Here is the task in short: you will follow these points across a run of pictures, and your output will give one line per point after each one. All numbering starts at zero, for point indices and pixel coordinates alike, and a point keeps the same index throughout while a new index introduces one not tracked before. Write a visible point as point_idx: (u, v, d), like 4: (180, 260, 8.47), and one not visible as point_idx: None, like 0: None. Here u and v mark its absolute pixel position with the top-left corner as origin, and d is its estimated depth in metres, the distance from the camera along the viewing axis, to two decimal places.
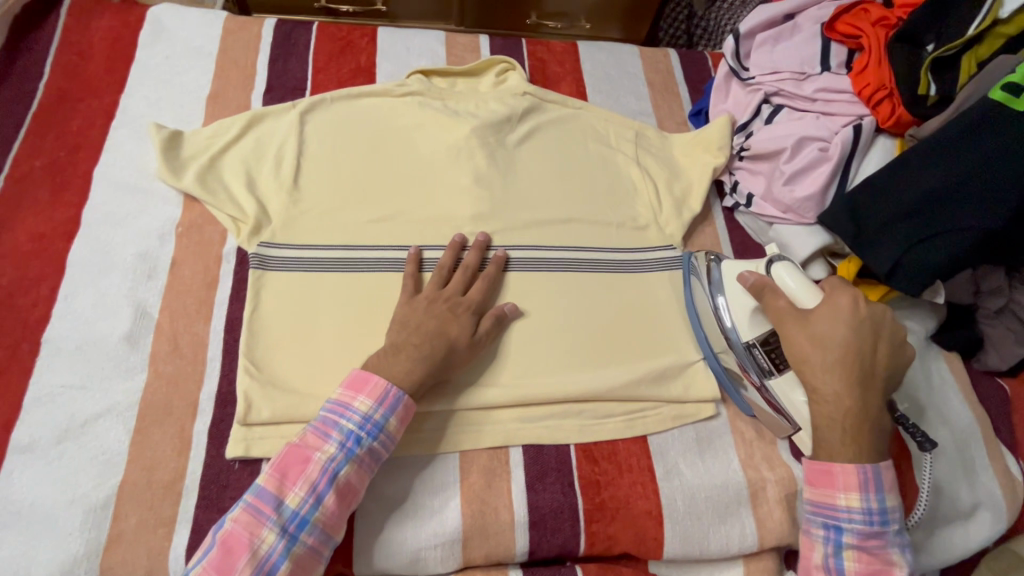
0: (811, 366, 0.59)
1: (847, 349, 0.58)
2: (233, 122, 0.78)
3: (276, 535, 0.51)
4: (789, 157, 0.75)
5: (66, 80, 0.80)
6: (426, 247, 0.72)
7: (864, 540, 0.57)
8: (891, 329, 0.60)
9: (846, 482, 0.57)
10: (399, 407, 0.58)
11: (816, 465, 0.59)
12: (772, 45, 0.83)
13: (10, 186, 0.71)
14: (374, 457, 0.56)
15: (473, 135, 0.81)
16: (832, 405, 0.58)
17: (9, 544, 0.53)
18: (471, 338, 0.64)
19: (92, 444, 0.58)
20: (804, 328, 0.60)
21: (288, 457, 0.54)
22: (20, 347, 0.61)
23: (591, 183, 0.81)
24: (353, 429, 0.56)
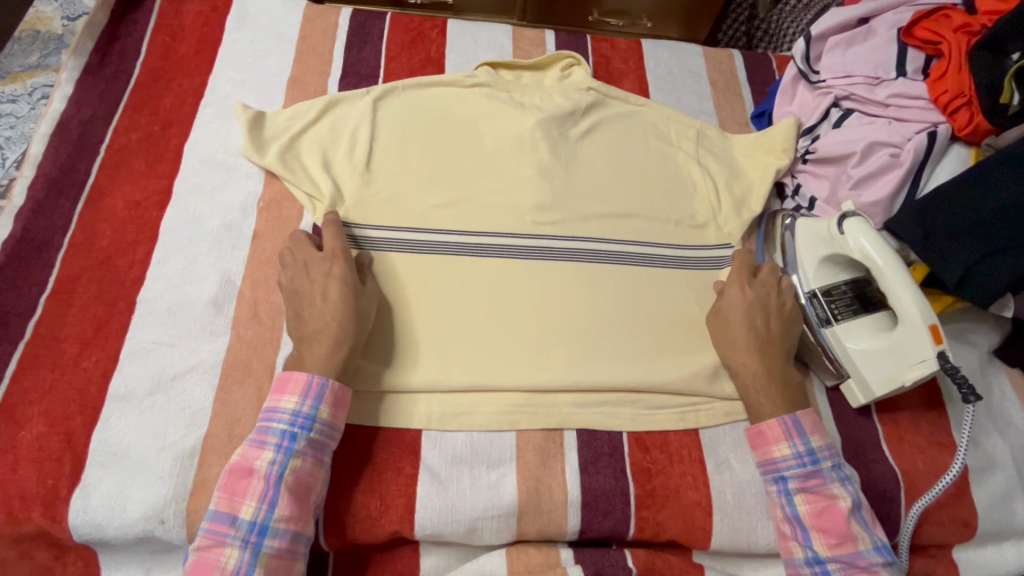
0: (723, 343, 0.68)
1: (744, 325, 0.67)
2: (312, 106, 0.82)
3: (239, 549, 0.53)
4: (858, 161, 0.74)
5: (160, 60, 0.85)
6: (490, 234, 0.74)
7: (804, 482, 0.61)
8: (778, 304, 0.69)
9: (774, 435, 0.62)
10: (327, 393, 0.59)
11: (750, 428, 0.64)
12: (845, 48, 0.82)
13: (109, 156, 0.76)
14: (316, 446, 0.58)
15: (538, 127, 0.83)
16: (745, 369, 0.66)
17: (107, 482, 0.58)
18: (360, 296, 0.65)
19: (180, 398, 0.62)
20: (715, 319, 0.70)
21: (232, 476, 0.55)
22: (117, 305, 0.67)
23: (653, 180, 0.83)
24: (286, 428, 0.57)
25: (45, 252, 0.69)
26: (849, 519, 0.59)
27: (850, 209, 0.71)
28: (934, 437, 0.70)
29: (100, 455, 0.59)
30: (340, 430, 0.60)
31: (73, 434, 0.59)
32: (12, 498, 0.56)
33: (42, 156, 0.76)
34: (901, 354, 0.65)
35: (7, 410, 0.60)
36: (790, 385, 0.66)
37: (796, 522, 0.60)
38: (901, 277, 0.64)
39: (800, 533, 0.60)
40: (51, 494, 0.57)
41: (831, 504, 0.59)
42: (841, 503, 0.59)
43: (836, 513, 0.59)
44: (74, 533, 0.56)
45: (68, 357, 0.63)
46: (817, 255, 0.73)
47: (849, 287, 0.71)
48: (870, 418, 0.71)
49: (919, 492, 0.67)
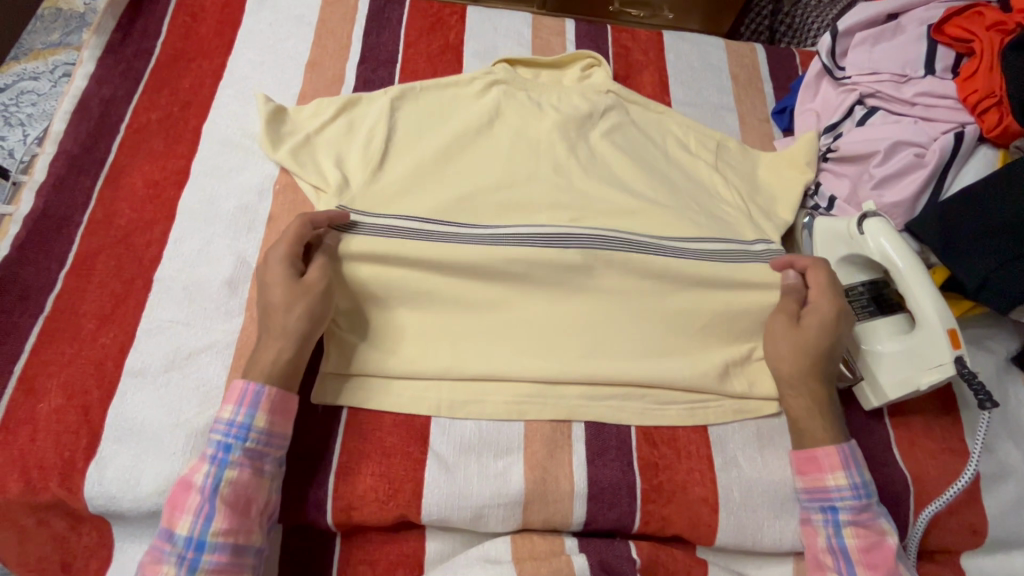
0: (798, 364, 0.65)
1: (826, 353, 0.65)
2: (329, 106, 0.80)
3: (175, 566, 0.53)
4: (881, 161, 0.73)
5: (181, 40, 0.86)
6: (505, 227, 0.71)
7: (857, 515, 0.60)
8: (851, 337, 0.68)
9: (829, 462, 0.61)
10: (262, 400, 0.58)
11: (804, 452, 0.63)
12: (872, 44, 0.80)
13: (129, 135, 0.77)
14: (254, 455, 0.57)
15: (557, 132, 0.80)
16: (800, 399, 0.65)
17: (124, 456, 0.59)
18: (290, 297, 0.62)
19: (194, 375, 0.63)
20: (794, 332, 0.66)
21: (172, 493, 0.56)
22: (135, 283, 0.67)
23: (673, 185, 0.80)
24: (221, 438, 0.56)
25: (65, 228, 0.70)
26: (893, 554, 0.59)
27: (872, 208, 0.70)
28: (947, 442, 0.69)
29: (116, 429, 0.60)
30: (281, 436, 0.59)
31: (90, 408, 0.60)
32: (31, 468, 0.57)
33: (63, 133, 0.76)
34: (918, 357, 0.64)
35: (27, 381, 0.61)
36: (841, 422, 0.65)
37: (841, 551, 0.60)
38: (923, 281, 0.64)
39: (842, 561, 0.60)
40: (68, 465, 0.58)
41: (879, 539, 0.60)
42: (888, 538, 0.60)
43: (885, 549, 0.59)
44: (89, 505, 0.58)
45: (86, 332, 0.64)
46: (835, 254, 0.73)
47: (866, 289, 0.71)
48: (882, 422, 0.70)
49: (928, 497, 0.67)
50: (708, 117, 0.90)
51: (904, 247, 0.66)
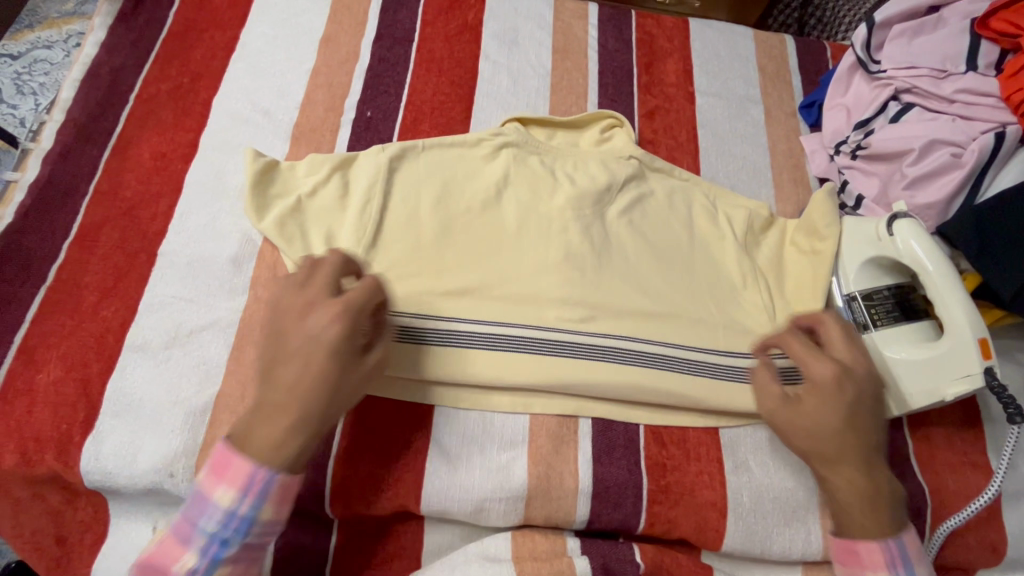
0: (814, 453, 0.55)
1: (841, 433, 0.54)
2: (323, 163, 0.71)
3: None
4: (915, 159, 0.70)
5: (193, 12, 0.84)
6: (489, 324, 0.64)
7: None
8: (871, 396, 0.56)
9: (872, 559, 0.53)
10: (272, 491, 0.49)
11: (842, 544, 0.54)
12: (910, 38, 0.77)
13: (138, 106, 0.75)
14: (253, 546, 0.50)
15: (569, 206, 0.72)
16: (844, 487, 0.54)
17: (122, 431, 0.58)
18: (342, 380, 0.51)
19: (195, 352, 0.62)
20: (793, 420, 0.55)
21: (148, 568, 0.48)
22: (139, 256, 0.66)
23: (694, 278, 0.71)
24: (214, 531, 0.48)
25: (70, 198, 0.69)
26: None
27: (902, 209, 0.67)
28: (968, 456, 0.67)
29: (115, 404, 0.59)
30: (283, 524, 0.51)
31: (89, 381, 0.59)
32: (27, 440, 0.56)
33: (72, 101, 0.75)
34: (945, 366, 0.61)
35: (26, 351, 0.60)
36: (895, 498, 0.55)
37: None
38: (952, 282, 0.61)
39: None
40: (65, 438, 0.57)
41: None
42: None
43: None
44: (85, 479, 0.57)
45: (88, 304, 0.63)
46: (861, 256, 0.69)
47: (891, 293, 0.68)
48: (901, 432, 0.68)
49: (946, 512, 0.64)
50: (733, 109, 0.87)
51: (932, 242, 0.64)
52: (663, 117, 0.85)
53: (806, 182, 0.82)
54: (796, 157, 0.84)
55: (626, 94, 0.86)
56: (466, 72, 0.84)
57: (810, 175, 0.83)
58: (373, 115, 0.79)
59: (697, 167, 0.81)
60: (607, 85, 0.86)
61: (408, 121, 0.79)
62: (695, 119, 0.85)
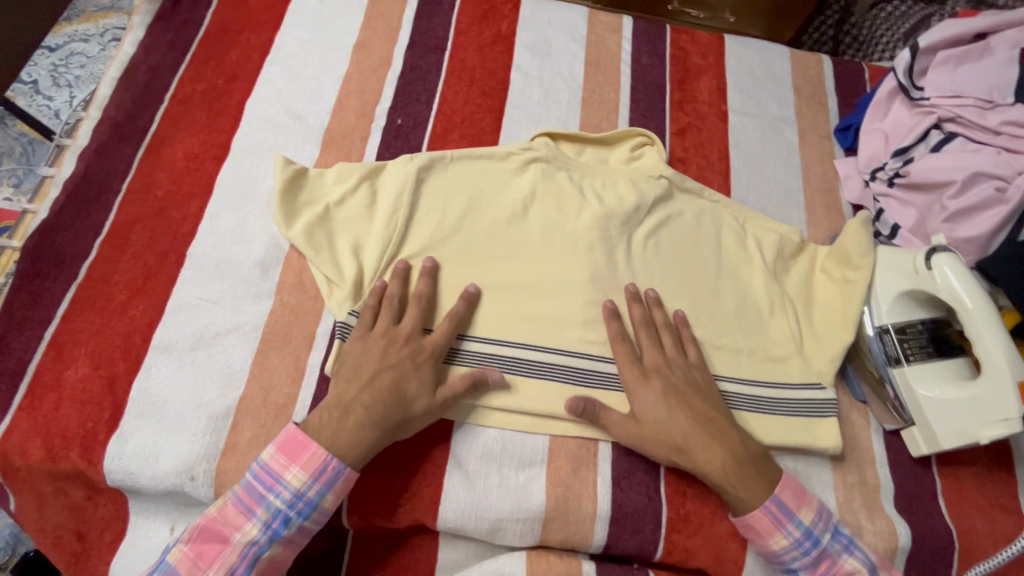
0: (671, 451, 0.59)
1: (678, 422, 0.60)
2: (352, 170, 0.71)
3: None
4: (956, 192, 0.68)
5: (230, 13, 0.84)
6: (511, 343, 0.65)
7: (815, 568, 0.57)
8: (687, 378, 0.63)
9: (766, 530, 0.57)
10: (337, 481, 0.55)
11: (739, 521, 0.58)
12: (955, 65, 0.75)
13: (173, 105, 0.76)
14: (303, 532, 0.55)
15: (595, 226, 0.71)
16: (710, 463, 0.58)
17: (145, 432, 0.58)
18: (419, 391, 0.58)
19: (219, 356, 0.62)
20: (643, 432, 0.60)
21: (204, 535, 0.53)
22: (168, 257, 0.67)
23: (720, 303, 0.70)
24: (281, 508, 0.53)
25: (103, 196, 0.69)
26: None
27: (942, 242, 0.66)
28: (997, 499, 0.65)
29: (139, 405, 0.59)
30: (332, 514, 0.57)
31: (116, 379, 0.60)
32: (53, 436, 0.57)
33: (109, 99, 0.76)
34: (981, 408, 0.60)
35: (56, 346, 0.61)
36: (760, 459, 0.59)
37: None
38: (990, 321, 0.59)
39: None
40: (90, 436, 0.57)
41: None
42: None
43: None
44: (107, 478, 0.57)
45: (117, 302, 0.63)
46: (896, 288, 0.68)
47: (925, 328, 0.66)
48: (929, 471, 0.66)
49: (973, 556, 0.62)
50: (767, 129, 0.85)
51: (972, 276, 0.62)
52: (695, 135, 0.84)
53: (838, 209, 0.80)
54: (830, 181, 0.82)
55: (658, 110, 0.85)
56: (498, 83, 0.83)
57: (843, 201, 0.80)
58: (403, 122, 0.78)
59: (727, 188, 0.80)
60: (639, 100, 0.85)
61: (438, 130, 0.78)
62: (727, 139, 0.84)
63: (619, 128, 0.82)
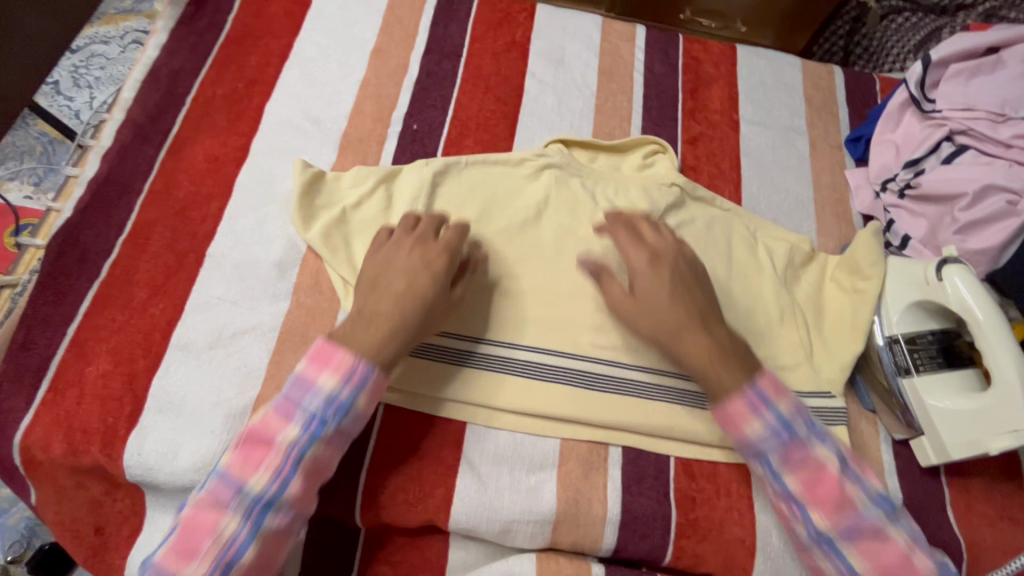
0: (659, 329, 0.61)
1: (673, 300, 0.61)
2: (369, 174, 0.73)
3: (239, 521, 0.50)
4: (967, 205, 0.69)
5: (251, 18, 0.86)
6: (522, 348, 0.65)
7: (787, 454, 0.56)
8: (689, 268, 0.64)
9: (740, 413, 0.57)
10: (368, 383, 0.55)
11: (716, 411, 0.59)
12: (967, 78, 0.76)
13: (194, 108, 0.78)
14: (342, 434, 0.54)
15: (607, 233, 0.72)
16: (695, 351, 0.59)
17: (164, 429, 0.59)
18: (435, 290, 0.60)
19: (237, 354, 0.63)
20: (638, 309, 0.62)
21: (250, 440, 0.52)
22: (188, 256, 0.68)
23: (731, 311, 0.70)
24: (316, 410, 0.53)
25: (126, 196, 0.71)
26: (908, 560, 0.53)
27: (953, 254, 0.66)
28: (1006, 510, 0.65)
29: (158, 401, 0.60)
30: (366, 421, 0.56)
31: (136, 377, 0.61)
32: (75, 431, 0.58)
33: (132, 101, 0.77)
34: (992, 419, 0.60)
35: (78, 343, 0.62)
36: (748, 359, 0.60)
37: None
38: (1001, 332, 0.60)
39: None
40: (110, 431, 0.58)
41: (855, 517, 0.54)
42: (873, 522, 0.54)
43: (828, 481, 0.55)
44: (127, 473, 0.58)
45: (137, 300, 0.65)
46: (905, 299, 0.69)
47: (935, 338, 0.67)
48: (938, 481, 0.66)
49: (981, 567, 0.62)
50: (779, 139, 0.86)
51: (982, 288, 0.63)
52: (706, 144, 0.84)
53: (849, 220, 0.81)
54: (840, 192, 0.82)
55: (670, 119, 0.86)
56: (512, 90, 0.84)
57: (854, 211, 0.81)
58: (419, 128, 0.80)
59: (738, 197, 0.81)
60: (652, 109, 0.86)
61: (453, 136, 0.80)
62: (738, 148, 0.85)
63: (631, 136, 0.83)
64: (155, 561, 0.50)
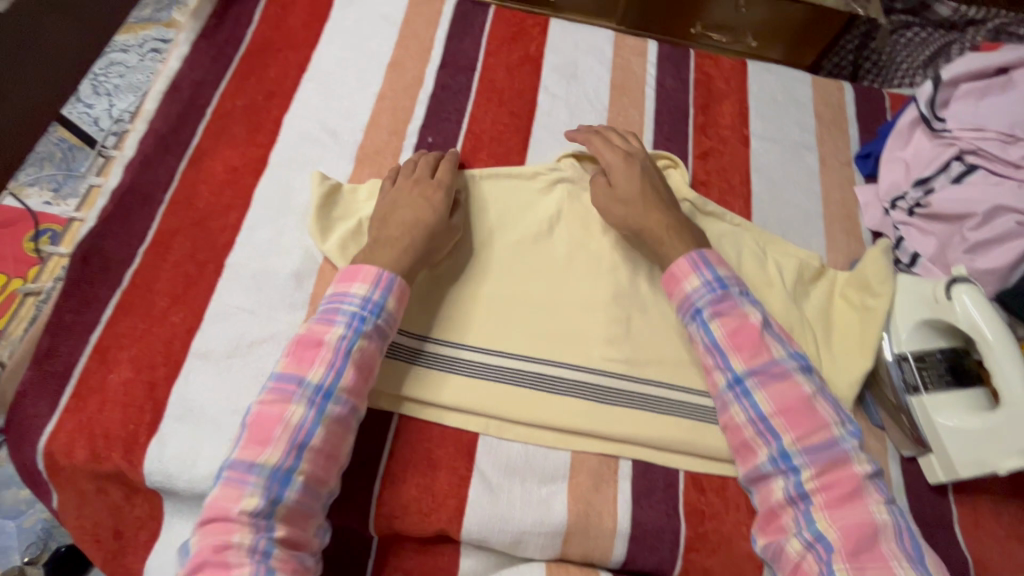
0: (625, 210, 0.71)
1: (641, 185, 0.71)
2: None
3: (304, 407, 0.55)
4: (976, 224, 0.70)
5: (271, 30, 0.88)
6: (536, 361, 0.67)
7: (718, 306, 0.64)
8: (653, 168, 0.74)
9: (682, 273, 0.66)
10: (394, 287, 0.62)
11: (663, 274, 0.68)
12: (977, 99, 0.77)
13: (215, 119, 0.79)
14: (379, 332, 0.60)
15: (618, 249, 0.74)
16: (657, 228, 0.69)
17: (183, 436, 0.60)
18: (437, 219, 0.68)
19: (255, 363, 0.64)
20: (612, 196, 0.72)
21: (300, 345, 0.58)
22: (208, 266, 0.69)
23: None
24: (355, 309, 0.60)
25: (148, 205, 0.72)
26: (812, 405, 0.59)
27: (962, 273, 0.67)
28: (1014, 529, 0.65)
29: (177, 409, 0.62)
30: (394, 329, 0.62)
31: (156, 384, 0.62)
32: (96, 437, 0.59)
33: (155, 112, 0.79)
34: (1000, 439, 0.60)
35: (100, 351, 0.63)
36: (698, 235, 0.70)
37: (761, 423, 0.60)
38: (1011, 352, 0.60)
39: (767, 433, 0.59)
40: (131, 438, 0.60)
41: (769, 360, 0.61)
42: (785, 367, 0.61)
43: (749, 329, 0.62)
44: (147, 479, 0.59)
45: (158, 309, 0.66)
46: (915, 317, 0.69)
47: (943, 356, 0.67)
48: (946, 498, 0.66)
49: None
50: (789, 154, 0.87)
51: (991, 307, 0.63)
52: (717, 159, 0.85)
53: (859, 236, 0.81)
54: (850, 208, 0.83)
55: (681, 134, 0.87)
56: (526, 103, 0.86)
57: (864, 228, 0.82)
58: (434, 141, 0.81)
59: (748, 212, 0.82)
60: (663, 124, 0.87)
61: (468, 149, 0.81)
62: (748, 163, 0.86)
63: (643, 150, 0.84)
64: (230, 461, 0.53)
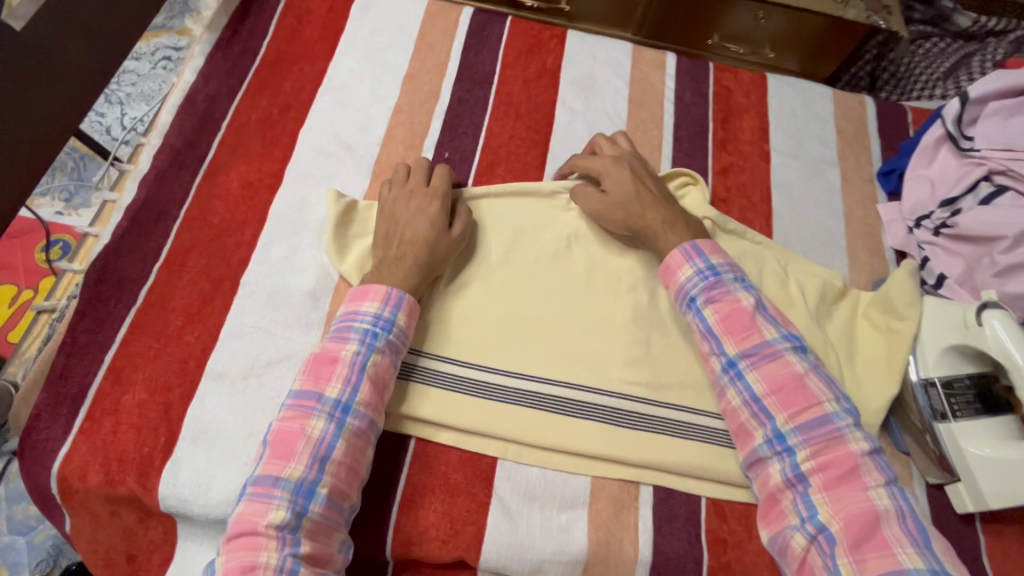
0: (623, 211, 0.70)
1: (632, 186, 0.71)
2: None
3: (324, 421, 0.54)
4: (1006, 248, 0.68)
5: (286, 42, 0.87)
6: (556, 385, 0.66)
7: (710, 293, 0.65)
8: (643, 168, 0.74)
9: (676, 262, 0.67)
10: (405, 304, 0.61)
11: (659, 270, 0.69)
12: (1005, 117, 0.75)
13: (229, 133, 0.78)
14: (392, 348, 0.60)
15: (638, 268, 0.72)
16: (655, 228, 0.69)
17: (198, 459, 0.59)
18: (433, 229, 0.66)
19: (270, 384, 0.63)
20: (606, 199, 0.71)
21: (315, 363, 0.58)
22: (223, 284, 0.68)
23: None
24: (367, 326, 0.59)
25: (162, 221, 0.72)
26: (803, 381, 0.60)
27: (992, 297, 0.66)
28: None
29: (192, 431, 0.61)
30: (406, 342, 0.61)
31: (171, 406, 0.61)
32: (111, 460, 0.59)
33: (170, 126, 0.78)
34: None
35: (115, 371, 0.63)
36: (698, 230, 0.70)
37: (755, 405, 0.60)
38: None
39: (761, 415, 0.60)
40: (147, 461, 0.59)
41: (760, 342, 0.61)
42: (775, 347, 0.61)
43: (740, 313, 0.63)
44: (161, 503, 0.58)
45: (173, 328, 0.65)
46: (942, 342, 0.68)
47: (972, 382, 0.66)
48: (974, 527, 0.65)
49: None
50: (810, 171, 0.85)
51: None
52: (737, 175, 0.84)
53: (882, 255, 0.80)
54: (873, 226, 0.82)
55: (700, 149, 0.86)
56: (543, 118, 0.85)
57: (886, 246, 0.80)
58: (450, 156, 0.80)
59: (769, 229, 0.80)
60: (682, 139, 0.86)
61: (485, 164, 0.80)
62: (769, 180, 0.84)
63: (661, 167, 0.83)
64: (254, 477, 0.53)
